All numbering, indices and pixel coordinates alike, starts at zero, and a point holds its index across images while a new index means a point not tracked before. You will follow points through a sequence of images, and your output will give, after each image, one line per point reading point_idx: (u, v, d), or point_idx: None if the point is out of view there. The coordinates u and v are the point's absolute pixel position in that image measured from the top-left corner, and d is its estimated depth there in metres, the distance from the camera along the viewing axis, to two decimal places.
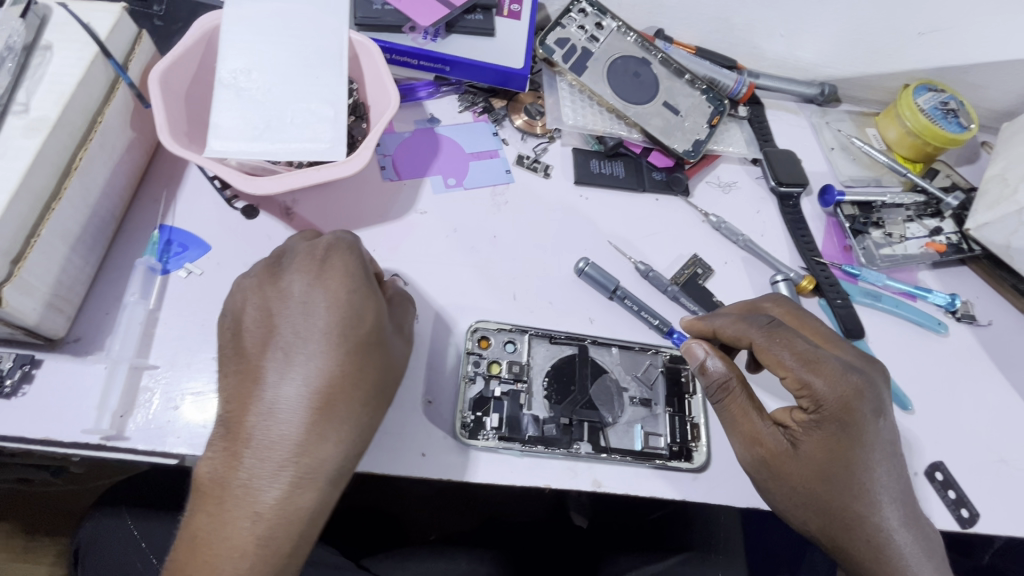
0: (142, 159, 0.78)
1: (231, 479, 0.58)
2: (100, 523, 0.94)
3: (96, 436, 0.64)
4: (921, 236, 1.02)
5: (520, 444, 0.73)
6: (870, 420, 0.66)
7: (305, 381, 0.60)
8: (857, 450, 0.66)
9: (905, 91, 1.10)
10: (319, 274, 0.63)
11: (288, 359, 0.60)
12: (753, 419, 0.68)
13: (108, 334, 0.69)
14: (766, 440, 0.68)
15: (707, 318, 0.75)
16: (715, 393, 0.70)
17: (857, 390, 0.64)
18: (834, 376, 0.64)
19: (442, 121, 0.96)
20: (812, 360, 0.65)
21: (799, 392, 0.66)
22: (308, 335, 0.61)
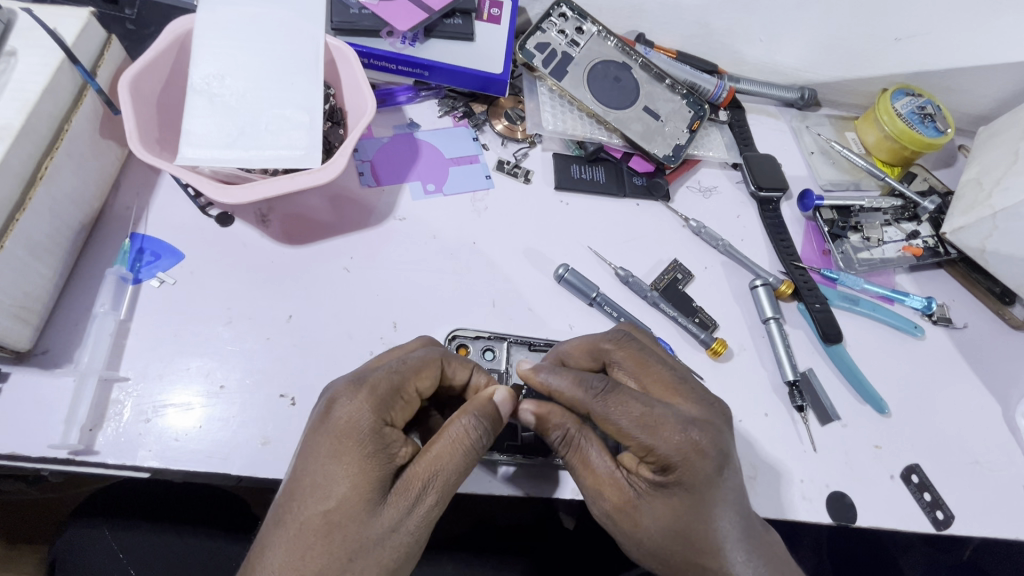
0: (113, 167, 0.77)
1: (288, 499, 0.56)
2: (75, 535, 0.93)
3: (64, 450, 0.62)
4: (898, 240, 1.04)
5: (499, 454, 0.73)
6: (715, 476, 0.59)
7: (325, 487, 0.56)
8: (708, 506, 0.60)
9: (884, 95, 1.11)
10: (335, 419, 0.57)
11: (283, 518, 0.55)
12: (596, 471, 0.63)
13: (77, 346, 0.68)
14: (609, 492, 0.62)
15: (543, 371, 0.64)
16: (559, 448, 0.65)
17: (698, 447, 0.58)
18: (676, 438, 0.58)
19: (422, 126, 0.95)
20: (651, 421, 0.58)
21: (644, 455, 0.59)
22: (306, 497, 0.55)
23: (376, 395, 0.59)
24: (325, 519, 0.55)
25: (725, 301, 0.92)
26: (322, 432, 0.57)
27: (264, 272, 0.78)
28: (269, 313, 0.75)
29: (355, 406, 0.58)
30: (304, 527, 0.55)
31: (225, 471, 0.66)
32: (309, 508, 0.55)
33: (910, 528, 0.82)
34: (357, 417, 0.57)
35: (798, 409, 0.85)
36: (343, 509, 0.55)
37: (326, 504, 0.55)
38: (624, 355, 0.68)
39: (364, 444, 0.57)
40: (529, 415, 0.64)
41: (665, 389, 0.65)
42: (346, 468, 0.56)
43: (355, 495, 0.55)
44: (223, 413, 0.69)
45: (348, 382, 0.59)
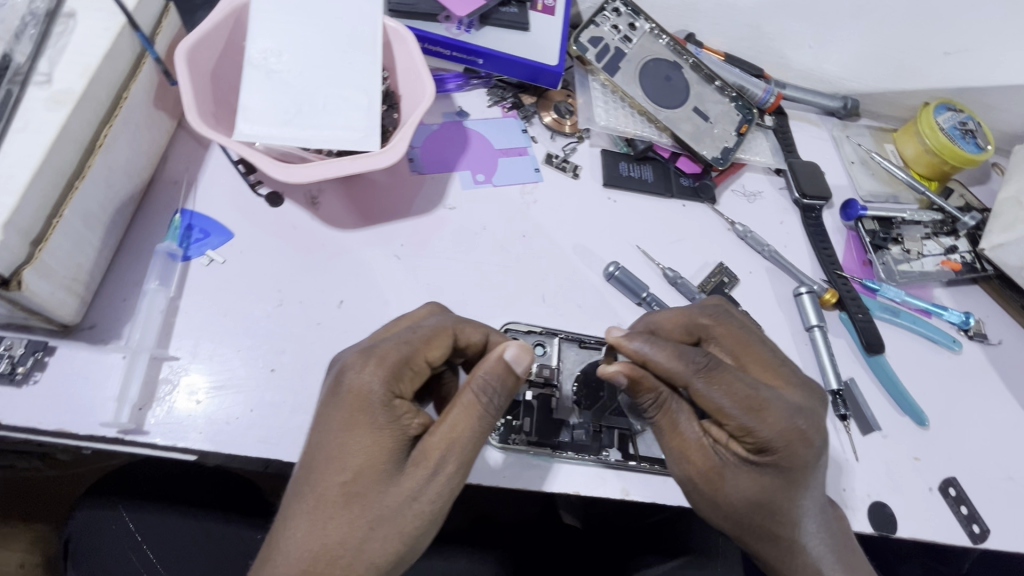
0: (162, 139, 0.75)
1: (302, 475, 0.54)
2: (89, 514, 0.89)
3: (114, 429, 0.60)
4: (937, 254, 1.04)
5: (551, 450, 0.71)
6: (810, 460, 0.60)
7: (335, 458, 0.53)
8: (797, 484, 0.61)
9: (925, 109, 1.11)
10: (346, 390, 0.54)
11: (299, 490, 0.53)
12: (683, 438, 0.64)
13: (126, 322, 0.66)
14: (693, 462, 0.63)
15: (636, 339, 0.64)
16: (648, 409, 0.65)
17: (804, 434, 0.59)
18: (778, 424, 0.58)
19: (471, 115, 0.94)
20: (756, 405, 0.59)
21: (742, 435, 0.60)
22: (321, 469, 0.53)
23: (387, 364, 0.55)
24: (343, 492, 0.52)
25: (769, 307, 0.92)
26: (334, 403, 0.54)
27: (314, 256, 0.76)
28: (320, 297, 0.74)
29: (365, 376, 0.54)
30: (320, 497, 0.52)
31: (276, 456, 0.64)
32: (325, 479, 0.53)
33: (947, 541, 0.82)
34: (367, 385, 0.54)
35: (841, 418, 0.85)
36: (360, 480, 0.52)
37: (341, 476, 0.52)
38: (724, 333, 0.69)
39: (374, 413, 0.54)
40: (620, 377, 0.63)
41: (762, 371, 0.65)
42: (359, 438, 0.53)
43: (368, 464, 0.53)
44: (273, 397, 0.67)
45: (359, 352, 0.56)
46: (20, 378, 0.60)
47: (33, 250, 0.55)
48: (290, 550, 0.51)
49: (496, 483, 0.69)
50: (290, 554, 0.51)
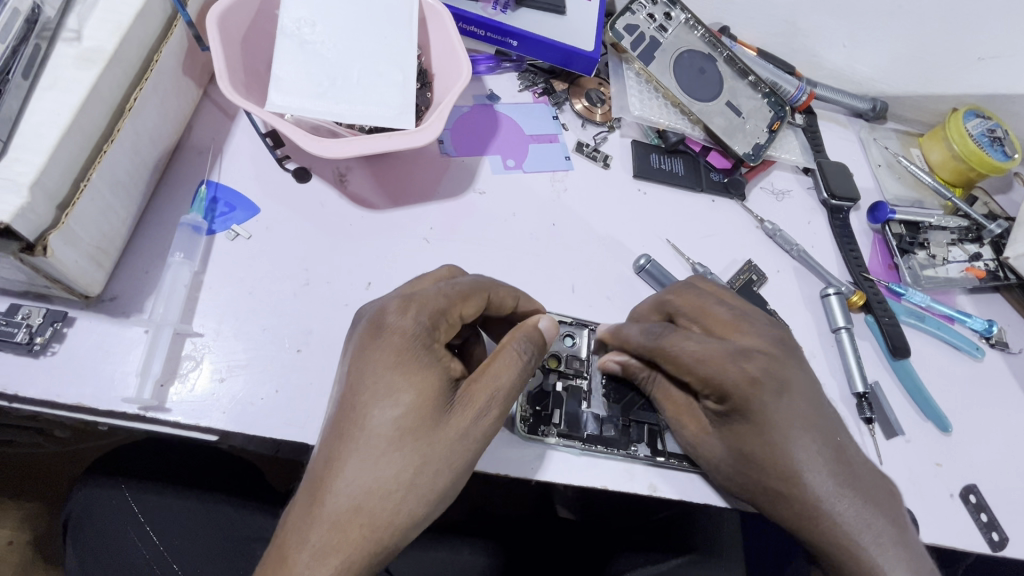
0: (188, 107, 0.72)
1: (345, 415, 0.52)
2: (92, 493, 0.87)
3: (136, 405, 0.58)
4: (961, 261, 1.03)
5: (581, 444, 0.70)
6: (774, 402, 0.60)
7: (383, 398, 0.52)
8: (775, 431, 0.61)
9: (954, 114, 1.09)
10: (389, 333, 0.54)
11: (343, 432, 0.51)
12: (679, 406, 0.70)
13: (149, 295, 0.63)
14: (689, 426, 0.69)
15: (617, 328, 0.73)
16: (645, 385, 0.72)
17: (752, 378, 0.60)
18: (713, 366, 0.61)
19: (502, 99, 0.91)
20: (705, 357, 0.61)
21: (705, 388, 0.63)
22: (367, 408, 0.51)
23: (428, 310, 0.56)
24: (393, 430, 0.51)
25: (796, 307, 0.91)
26: (376, 345, 0.54)
27: (341, 236, 0.74)
28: (347, 278, 0.71)
29: (407, 319, 0.54)
30: (368, 436, 0.51)
31: (301, 440, 0.62)
32: (373, 418, 0.51)
33: (967, 548, 0.81)
34: (409, 327, 0.54)
35: (866, 421, 0.84)
36: (409, 416, 0.51)
37: (390, 414, 0.51)
38: (683, 301, 0.69)
39: (419, 354, 0.54)
40: (614, 365, 0.73)
41: (729, 326, 0.65)
42: (406, 377, 0.52)
43: (417, 402, 0.52)
44: (299, 379, 0.64)
45: (396, 299, 0.56)
46: (38, 348, 0.58)
47: (59, 215, 0.53)
48: (341, 488, 0.49)
49: (524, 475, 0.68)
50: (341, 491, 0.49)
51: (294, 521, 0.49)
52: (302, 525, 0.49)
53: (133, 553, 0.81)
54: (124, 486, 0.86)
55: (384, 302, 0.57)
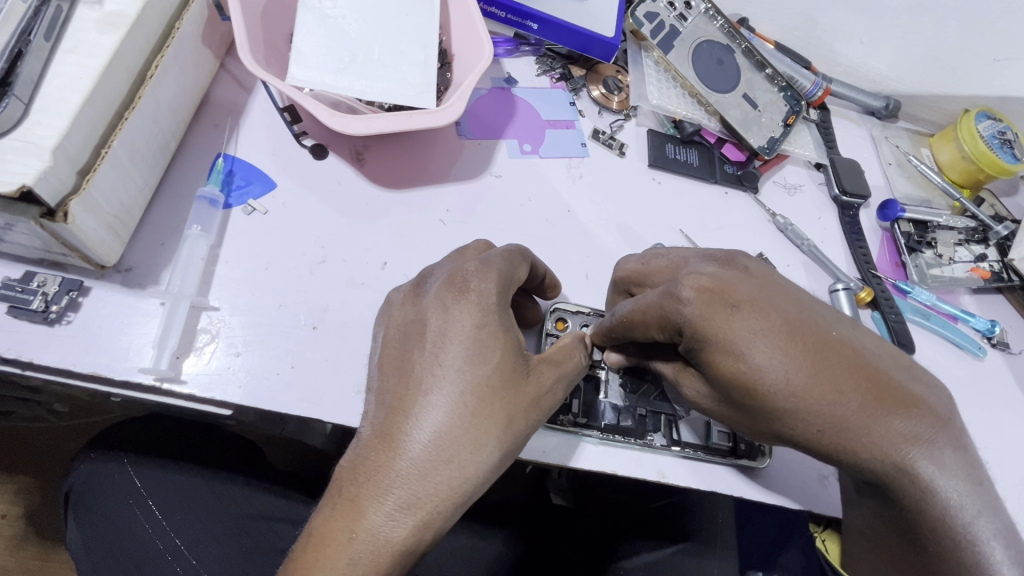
0: (206, 79, 0.71)
1: (424, 370, 0.53)
2: (93, 468, 0.86)
3: (152, 376, 0.58)
4: (967, 261, 1.04)
5: (599, 433, 0.71)
6: (729, 320, 0.54)
7: (466, 357, 0.53)
8: (758, 353, 0.53)
9: (966, 115, 1.09)
10: (472, 293, 0.55)
11: (426, 387, 0.52)
12: (673, 368, 0.65)
13: (165, 267, 0.63)
14: (691, 387, 0.63)
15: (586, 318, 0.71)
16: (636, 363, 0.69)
17: (698, 301, 0.55)
18: (658, 308, 0.58)
19: (520, 83, 0.91)
20: (651, 307, 0.59)
21: (669, 330, 0.59)
22: (450, 365, 0.53)
23: (506, 278, 0.58)
24: (476, 386, 0.52)
25: None
26: (459, 305, 0.54)
27: (356, 214, 0.73)
28: (363, 257, 0.71)
29: (490, 283, 0.56)
30: (451, 392, 0.52)
31: (315, 417, 0.62)
32: (461, 375, 0.52)
33: None
34: (490, 290, 0.55)
35: None
36: (497, 375, 0.53)
37: (478, 373, 0.53)
38: (627, 272, 0.70)
39: (500, 318, 0.55)
40: (617, 356, 0.72)
41: (671, 271, 0.65)
42: (492, 338, 0.54)
43: (499, 362, 0.53)
44: (314, 356, 0.64)
45: (474, 262, 0.57)
46: (53, 316, 0.57)
47: (79, 181, 0.52)
48: (423, 439, 0.50)
49: (536, 458, 0.68)
50: (424, 442, 0.50)
51: (374, 471, 0.50)
52: (383, 474, 0.49)
53: (141, 533, 0.81)
54: (129, 462, 0.85)
55: (458, 264, 0.58)
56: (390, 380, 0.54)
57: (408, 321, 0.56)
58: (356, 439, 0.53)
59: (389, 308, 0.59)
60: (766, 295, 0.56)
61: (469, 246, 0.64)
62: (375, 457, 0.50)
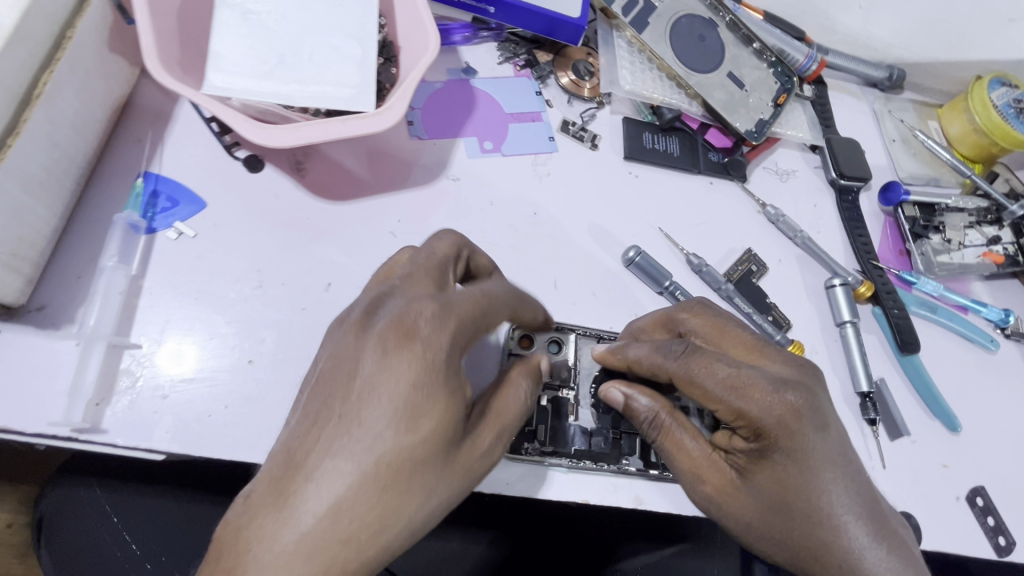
0: (122, 90, 0.64)
1: (339, 425, 0.42)
2: (62, 493, 0.77)
3: (67, 428, 0.53)
4: (979, 245, 0.95)
5: (568, 460, 0.65)
6: (820, 439, 0.48)
7: (390, 419, 0.42)
8: (818, 474, 0.48)
9: (979, 83, 0.99)
10: (420, 341, 0.44)
11: (335, 445, 0.41)
12: (692, 454, 0.55)
13: (80, 305, 0.57)
14: (709, 475, 0.54)
15: (621, 348, 0.60)
16: (647, 431, 0.57)
17: (794, 408, 0.47)
18: (746, 393, 0.48)
19: (479, 73, 0.83)
20: (740, 383, 0.48)
21: (733, 420, 0.49)
22: (371, 424, 0.42)
23: (464, 324, 0.47)
24: (395, 458, 0.41)
25: (799, 299, 0.84)
26: (402, 353, 0.43)
27: (297, 231, 0.67)
28: (304, 278, 0.65)
29: (446, 333, 0.44)
30: (362, 459, 0.41)
31: (253, 460, 0.57)
32: (382, 439, 0.41)
33: (969, 552, 0.77)
34: (441, 341, 0.44)
35: (870, 423, 0.79)
36: (425, 446, 0.43)
37: (405, 445, 0.42)
38: (699, 321, 0.58)
39: (444, 375, 0.44)
40: (617, 396, 0.59)
41: (749, 353, 0.54)
42: (429, 399, 0.43)
43: (431, 429, 0.43)
44: (250, 393, 0.59)
45: (434, 301, 0.46)
46: None
47: None
48: (312, 512, 0.40)
49: (499, 491, 0.64)
50: (311, 518, 0.39)
51: (243, 548, 0.39)
52: (253, 554, 0.39)
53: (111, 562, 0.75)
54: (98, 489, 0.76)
55: (415, 297, 0.46)
56: (294, 429, 0.42)
57: (337, 360, 0.44)
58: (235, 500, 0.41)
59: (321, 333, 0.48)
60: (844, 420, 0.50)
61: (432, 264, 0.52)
62: (245, 526, 0.39)
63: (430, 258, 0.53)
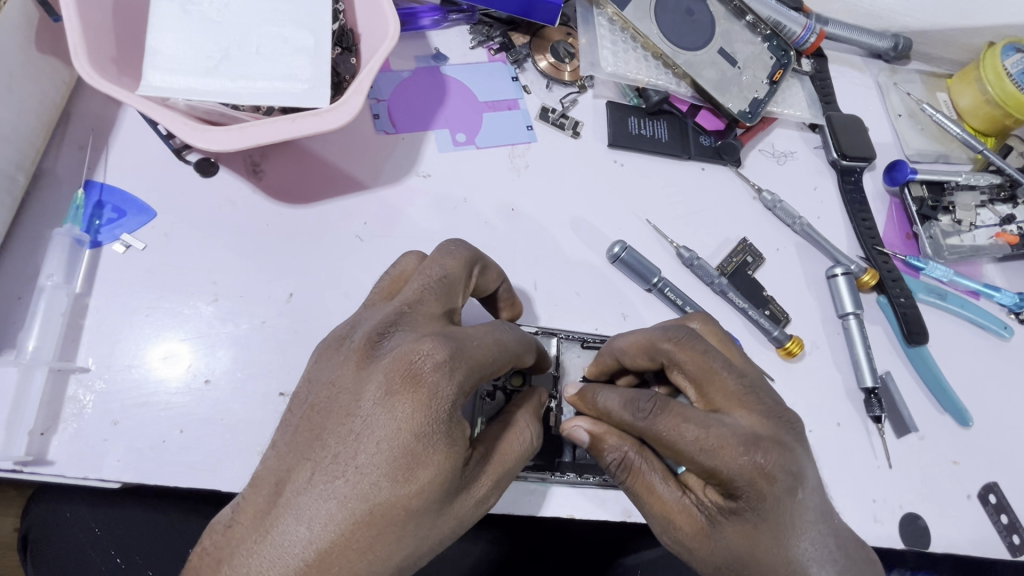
0: (57, 95, 0.61)
1: (332, 460, 0.42)
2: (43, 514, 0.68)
3: (10, 461, 0.50)
4: (991, 225, 0.89)
5: (552, 474, 0.62)
6: (789, 499, 0.47)
7: (382, 466, 0.42)
8: (786, 531, 0.47)
9: (991, 51, 0.91)
10: (422, 389, 0.42)
11: (324, 480, 0.42)
12: (663, 500, 0.51)
13: (21, 327, 0.55)
14: (679, 523, 0.51)
15: (592, 393, 0.55)
16: (617, 474, 0.54)
17: (763, 470, 0.46)
18: (718, 456, 0.46)
19: (450, 59, 0.77)
20: (711, 445, 0.46)
21: (705, 477, 0.48)
22: (362, 468, 0.42)
23: (474, 370, 0.45)
24: (382, 503, 0.41)
25: (798, 290, 0.79)
26: (402, 402, 0.42)
27: (254, 238, 0.63)
28: (264, 289, 0.61)
29: (449, 384, 0.43)
30: (349, 498, 0.41)
31: (212, 487, 0.54)
32: (369, 482, 0.41)
33: (980, 553, 0.73)
34: (442, 390, 0.43)
35: (875, 420, 0.74)
36: (414, 497, 0.42)
37: (395, 489, 0.42)
38: (684, 355, 0.51)
39: (441, 425, 0.43)
40: (583, 434, 0.54)
41: (731, 400, 0.50)
42: (421, 449, 0.42)
43: (421, 477, 0.42)
44: (207, 414, 0.56)
45: (443, 346, 0.43)
46: None
47: None
48: (296, 543, 0.41)
49: None
50: (296, 549, 0.41)
51: (234, 552, 0.42)
52: (240, 559, 0.42)
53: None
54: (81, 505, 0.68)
55: (422, 336, 0.44)
56: (294, 454, 0.43)
57: (342, 387, 0.44)
58: (233, 499, 0.45)
59: (327, 357, 0.47)
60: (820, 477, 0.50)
61: (444, 287, 0.50)
62: (239, 539, 0.42)
63: (442, 281, 0.50)
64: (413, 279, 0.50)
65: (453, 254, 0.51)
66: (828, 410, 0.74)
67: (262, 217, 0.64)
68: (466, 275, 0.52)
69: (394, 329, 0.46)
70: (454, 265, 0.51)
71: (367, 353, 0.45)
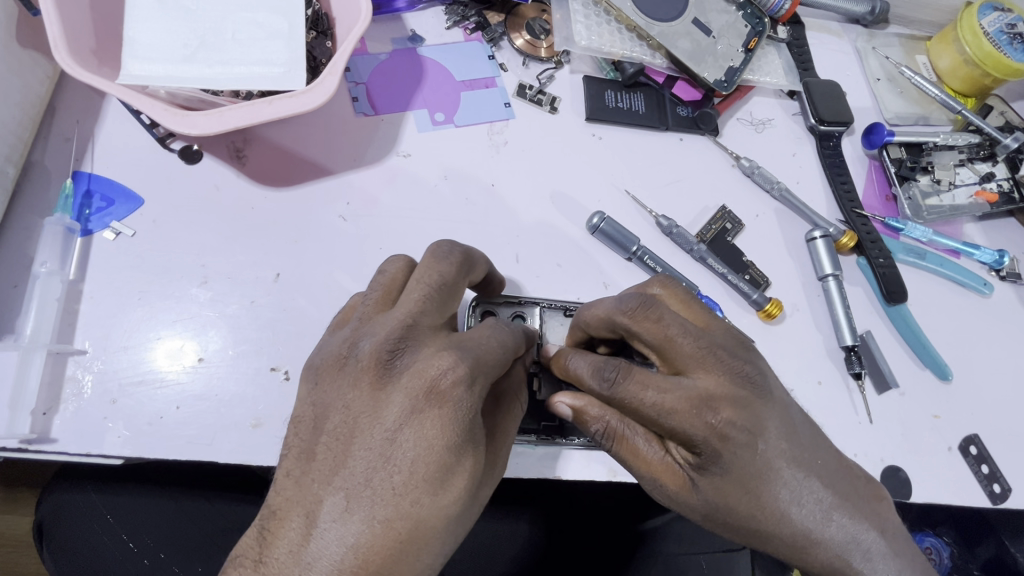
0: (42, 88, 0.63)
1: (365, 482, 0.43)
2: (57, 502, 0.71)
3: (15, 440, 0.53)
4: (971, 184, 0.90)
5: (536, 436, 0.64)
6: (750, 451, 0.49)
7: (416, 479, 0.43)
8: (754, 480, 0.50)
9: (968, 9, 0.92)
10: (447, 405, 0.44)
11: (360, 502, 0.43)
12: (648, 460, 0.54)
13: (18, 314, 0.58)
14: (666, 481, 0.53)
15: (563, 358, 0.57)
16: (601, 442, 0.55)
17: (718, 429, 0.48)
18: (675, 418, 0.49)
19: (426, 40, 0.78)
20: (668, 409, 0.49)
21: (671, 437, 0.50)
22: (398, 484, 0.43)
23: (489, 377, 0.47)
24: (422, 516, 0.43)
25: (778, 253, 0.81)
26: (432, 417, 0.44)
27: (241, 220, 0.65)
28: (252, 271, 0.63)
29: (471, 397, 0.45)
30: (391, 515, 0.42)
31: (210, 458, 0.56)
32: (407, 497, 0.43)
33: (963, 502, 0.75)
34: (466, 404, 0.44)
35: (856, 377, 0.76)
36: (450, 503, 0.44)
37: (433, 501, 0.43)
38: (639, 325, 0.53)
39: (466, 435, 0.45)
40: (565, 407, 0.55)
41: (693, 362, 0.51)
42: (452, 459, 0.44)
43: (456, 484, 0.44)
44: (203, 391, 0.58)
45: (463, 362, 0.45)
46: None
47: None
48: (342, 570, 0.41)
49: None
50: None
51: None
52: None
53: (109, 560, 0.69)
54: (93, 493, 0.71)
55: (439, 352, 0.46)
56: (322, 480, 0.44)
57: (362, 411, 0.45)
58: (257, 530, 0.44)
59: (336, 379, 0.46)
60: (787, 424, 0.52)
61: (442, 295, 0.50)
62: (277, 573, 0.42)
63: (441, 288, 0.50)
64: (410, 286, 0.50)
65: (445, 258, 0.51)
66: (810, 369, 0.76)
67: (246, 201, 0.65)
68: (462, 273, 0.52)
69: (400, 343, 0.46)
70: (449, 269, 0.51)
71: (380, 372, 0.46)
